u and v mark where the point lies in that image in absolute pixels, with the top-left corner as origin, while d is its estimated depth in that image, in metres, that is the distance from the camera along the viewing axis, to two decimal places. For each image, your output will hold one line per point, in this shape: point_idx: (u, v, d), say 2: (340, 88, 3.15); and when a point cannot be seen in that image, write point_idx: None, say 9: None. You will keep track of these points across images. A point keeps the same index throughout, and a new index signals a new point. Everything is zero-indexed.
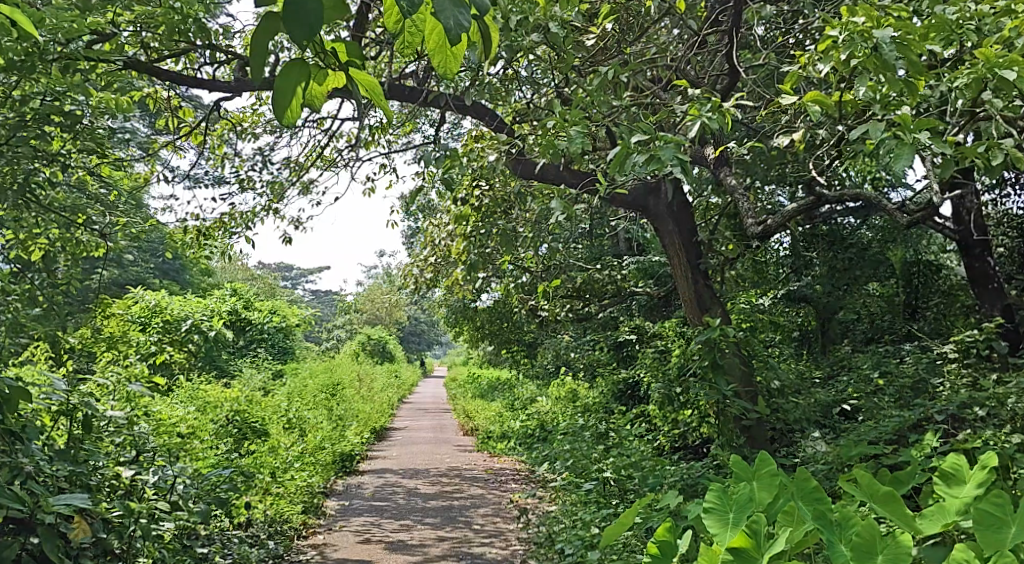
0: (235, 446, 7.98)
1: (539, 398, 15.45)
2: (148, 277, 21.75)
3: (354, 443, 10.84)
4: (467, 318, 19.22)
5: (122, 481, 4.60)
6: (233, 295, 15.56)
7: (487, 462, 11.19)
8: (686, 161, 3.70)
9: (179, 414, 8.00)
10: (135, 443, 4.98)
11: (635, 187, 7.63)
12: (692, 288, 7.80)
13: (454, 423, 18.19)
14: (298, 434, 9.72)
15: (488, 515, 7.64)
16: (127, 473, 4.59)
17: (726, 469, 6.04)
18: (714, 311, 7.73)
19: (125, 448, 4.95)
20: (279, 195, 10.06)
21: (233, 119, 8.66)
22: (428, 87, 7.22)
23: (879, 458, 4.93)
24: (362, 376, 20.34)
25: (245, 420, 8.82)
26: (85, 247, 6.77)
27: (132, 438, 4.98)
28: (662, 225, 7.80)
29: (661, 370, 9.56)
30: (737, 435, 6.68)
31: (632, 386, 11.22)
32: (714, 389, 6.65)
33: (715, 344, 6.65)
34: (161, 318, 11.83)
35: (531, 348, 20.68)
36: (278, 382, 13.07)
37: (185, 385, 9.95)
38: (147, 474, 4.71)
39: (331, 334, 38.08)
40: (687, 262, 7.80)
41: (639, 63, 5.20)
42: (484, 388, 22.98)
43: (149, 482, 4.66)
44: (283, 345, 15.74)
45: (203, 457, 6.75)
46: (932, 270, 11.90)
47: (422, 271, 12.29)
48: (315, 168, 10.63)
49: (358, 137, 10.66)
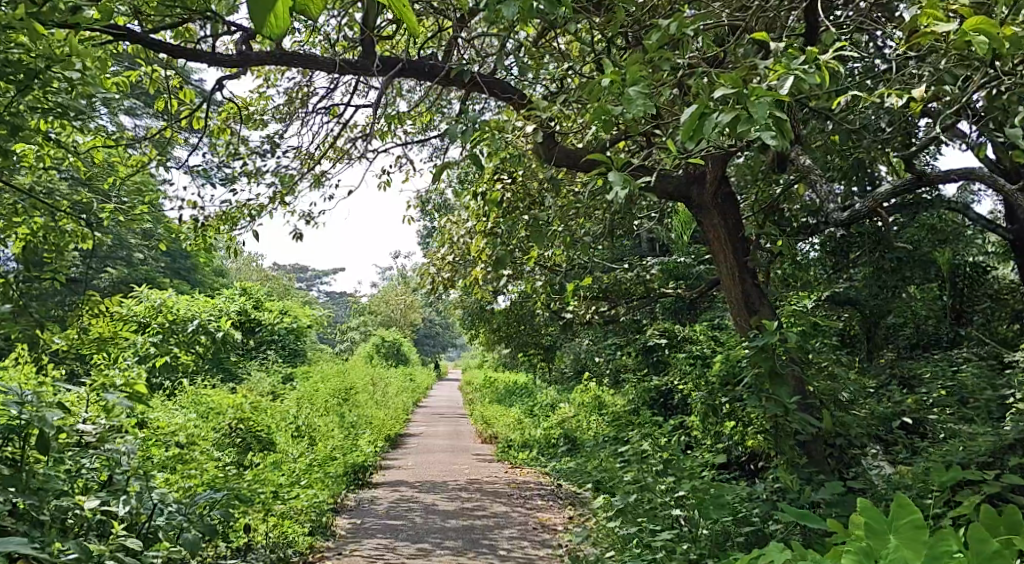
0: (237, 458, 7.34)
1: (562, 405, 14.72)
2: (156, 276, 21.17)
3: (367, 453, 10.17)
4: (484, 320, 18.56)
5: (86, 512, 4.05)
6: (243, 295, 14.94)
7: (510, 474, 10.48)
8: (781, 123, 3.01)
9: (176, 423, 7.36)
10: (108, 464, 4.40)
11: (675, 175, 6.99)
12: (739, 288, 7.07)
13: (471, 430, 17.50)
14: (307, 443, 9.07)
15: (514, 538, 6.95)
16: (90, 504, 4.03)
17: (791, 495, 5.33)
18: (764, 313, 6.99)
19: (94, 469, 4.40)
20: (289, 189, 9.42)
21: (238, 102, 8.03)
22: (451, 63, 6.54)
23: (984, 489, 4.22)
24: (375, 380, 19.70)
25: (249, 430, 8.16)
26: (67, 236, 6.13)
27: (105, 458, 4.39)
28: (706, 217, 7.13)
29: (700, 378, 8.84)
30: (800, 453, 5.95)
31: (666, 395, 10.52)
32: (773, 400, 5.90)
33: (775, 350, 5.93)
34: (165, 318, 11.23)
35: (549, 352, 19.96)
36: (288, 385, 12.42)
37: (187, 389, 9.29)
38: (114, 506, 4.15)
39: (345, 335, 37.46)
40: (733, 259, 7.08)
41: (703, 16, 4.47)
42: (501, 392, 22.27)
43: (117, 514, 4.11)
44: (294, 346, 15.06)
45: (198, 474, 6.11)
46: (978, 273, 11.38)
47: (439, 270, 11.63)
48: (327, 161, 9.99)
49: (372, 126, 10.04)
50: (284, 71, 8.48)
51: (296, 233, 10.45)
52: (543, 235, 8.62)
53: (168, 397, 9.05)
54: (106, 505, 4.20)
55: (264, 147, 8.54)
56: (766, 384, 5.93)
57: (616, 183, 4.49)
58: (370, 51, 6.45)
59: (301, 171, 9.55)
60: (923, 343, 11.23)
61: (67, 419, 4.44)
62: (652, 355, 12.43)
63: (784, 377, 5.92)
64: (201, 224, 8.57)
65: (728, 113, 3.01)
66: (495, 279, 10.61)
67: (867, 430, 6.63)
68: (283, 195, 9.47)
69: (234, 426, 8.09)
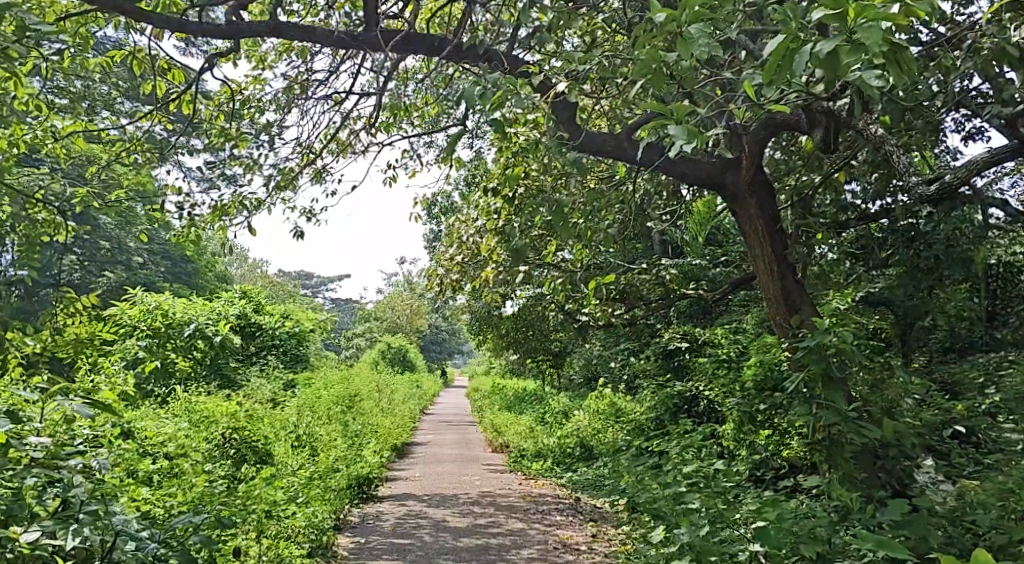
0: (229, 469, 6.79)
1: (576, 412, 14.08)
2: (157, 281, 20.57)
3: (372, 464, 9.54)
4: (492, 325, 17.95)
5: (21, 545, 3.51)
6: (243, 298, 14.33)
7: (524, 486, 9.87)
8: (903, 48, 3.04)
9: (164, 434, 6.83)
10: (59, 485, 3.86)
11: (707, 160, 6.41)
12: (778, 284, 6.45)
13: (481, 438, 16.84)
14: (308, 454, 8.48)
15: (535, 560, 6.32)
16: (28, 539, 3.56)
17: (853, 514, 4.74)
18: (805, 313, 6.36)
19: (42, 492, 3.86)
20: (288, 184, 8.84)
21: (234, 86, 7.47)
22: (462, 35, 6.02)
23: None
24: (381, 388, 19.04)
25: (245, 440, 7.58)
26: (35, 229, 5.56)
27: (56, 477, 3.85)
28: (742, 207, 6.53)
29: (731, 384, 8.21)
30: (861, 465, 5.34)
31: (690, 402, 9.89)
32: (827, 405, 5.28)
33: (827, 349, 5.33)
34: (158, 322, 10.65)
35: (559, 357, 19.32)
36: (289, 393, 11.83)
37: (181, 395, 8.71)
38: (61, 538, 3.65)
39: (350, 341, 36.84)
40: (771, 252, 6.47)
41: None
42: (510, 399, 21.59)
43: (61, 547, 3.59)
44: (296, 352, 14.37)
45: (180, 497, 5.54)
46: (1013, 273, 10.65)
47: (447, 271, 11.03)
48: (328, 154, 9.42)
49: (375, 117, 9.48)
50: (283, 56, 7.95)
51: (297, 231, 9.87)
52: (562, 230, 8.01)
53: (159, 405, 8.46)
54: (53, 537, 3.74)
55: (262, 140, 7.99)
56: (818, 388, 5.33)
57: (677, 142, 3.82)
58: (369, 21, 6.04)
59: (301, 164, 8.98)
60: (960, 346, 10.54)
61: (10, 436, 3.90)
62: (671, 359, 11.77)
63: (837, 380, 5.31)
64: (195, 220, 8.00)
65: (828, 45, 2.93)
66: (507, 279, 10.01)
67: (921, 440, 6.03)
68: (282, 190, 8.90)
69: (228, 435, 7.51)
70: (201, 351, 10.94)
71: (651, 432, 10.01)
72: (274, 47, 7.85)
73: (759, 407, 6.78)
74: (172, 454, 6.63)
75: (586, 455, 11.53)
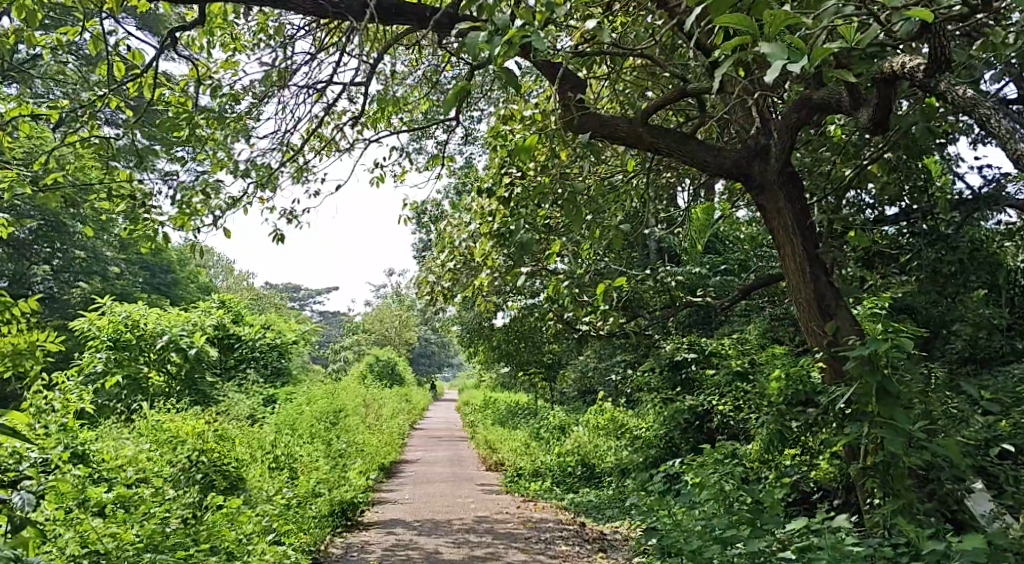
0: (195, 496, 6.09)
1: (574, 428, 13.32)
2: (134, 291, 19.69)
3: (357, 487, 8.78)
4: (484, 337, 17.21)
5: None
6: (221, 308, 13.51)
7: (522, 509, 9.13)
8: None
9: (123, 457, 6.13)
10: None
11: (731, 147, 5.69)
12: (811, 288, 5.68)
13: (474, 455, 16.10)
14: (286, 477, 7.73)
15: None
16: None
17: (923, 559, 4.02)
18: (841, 319, 5.57)
19: None
20: (266, 183, 8.11)
21: (205, 71, 6.76)
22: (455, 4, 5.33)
23: None
24: (369, 403, 18.24)
25: (213, 463, 6.79)
26: None
27: None
28: (768, 200, 5.78)
29: (751, 399, 7.48)
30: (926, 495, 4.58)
31: (702, 418, 9.19)
32: (889, 422, 4.51)
33: (882, 361, 4.60)
34: (128, 334, 9.87)
35: (552, 370, 18.60)
36: (269, 409, 11.04)
37: (147, 413, 7.94)
38: None
39: (337, 354, 36.00)
40: (803, 251, 5.70)
41: None
42: (504, 412, 20.80)
43: None
44: (278, 365, 13.55)
45: (127, 539, 4.82)
46: None
47: (437, 279, 10.29)
48: (310, 151, 8.70)
49: (360, 110, 8.79)
50: (260, 38, 7.23)
51: (276, 235, 9.14)
52: (579, 221, 7.32)
53: (122, 424, 7.69)
54: None
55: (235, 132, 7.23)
56: (872, 404, 4.59)
57: (777, 60, 3.20)
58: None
59: (280, 162, 8.24)
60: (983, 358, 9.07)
61: None
62: (677, 373, 10.59)
63: (896, 395, 4.57)
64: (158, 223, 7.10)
65: None
66: (501, 287, 9.28)
67: (978, 463, 5.29)
68: (259, 189, 8.16)
69: (195, 458, 6.72)
70: (175, 365, 10.15)
71: (659, 450, 9.30)
72: (249, 29, 7.13)
73: (790, 427, 6.05)
74: (132, 479, 5.91)
75: (587, 474, 10.81)
